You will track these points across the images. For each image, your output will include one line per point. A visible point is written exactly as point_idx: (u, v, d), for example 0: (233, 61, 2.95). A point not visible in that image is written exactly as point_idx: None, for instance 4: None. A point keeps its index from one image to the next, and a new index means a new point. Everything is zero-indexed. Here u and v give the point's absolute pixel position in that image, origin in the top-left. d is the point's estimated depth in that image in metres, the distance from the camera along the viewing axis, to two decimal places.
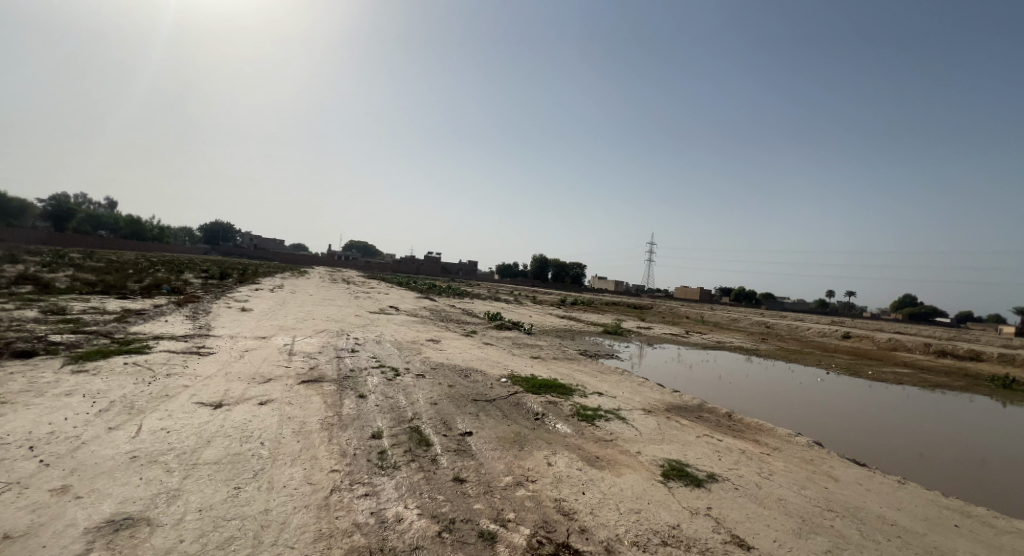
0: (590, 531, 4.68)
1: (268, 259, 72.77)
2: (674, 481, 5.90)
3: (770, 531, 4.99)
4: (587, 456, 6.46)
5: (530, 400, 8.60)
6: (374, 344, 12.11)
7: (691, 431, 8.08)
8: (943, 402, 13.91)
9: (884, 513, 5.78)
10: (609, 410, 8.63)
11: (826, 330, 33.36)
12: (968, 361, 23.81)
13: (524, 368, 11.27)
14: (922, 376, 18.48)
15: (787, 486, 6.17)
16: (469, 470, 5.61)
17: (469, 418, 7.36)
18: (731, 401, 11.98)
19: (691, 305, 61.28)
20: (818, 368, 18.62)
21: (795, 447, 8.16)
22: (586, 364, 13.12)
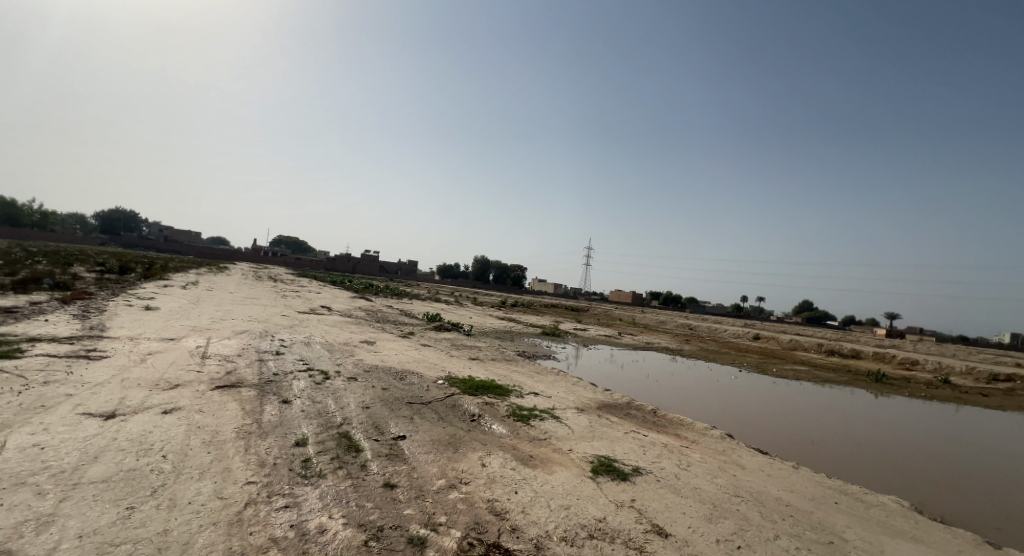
0: (521, 529, 4.71)
1: (180, 253, 66.47)
2: (602, 476, 6.10)
3: (686, 518, 5.29)
4: (520, 455, 6.51)
5: (466, 402, 8.53)
6: (301, 346, 11.44)
7: (620, 428, 8.39)
8: (835, 396, 15.59)
9: (781, 495, 6.36)
10: (544, 410, 8.76)
11: (740, 332, 36.33)
12: (852, 359, 27.01)
13: (462, 369, 11.17)
14: (817, 372, 20.64)
15: (702, 476, 6.60)
16: (400, 475, 5.44)
17: (403, 421, 7.15)
18: (655, 398, 12.66)
19: (623, 308, 63.95)
20: (732, 366, 20.19)
21: (710, 440, 8.75)
22: (523, 365, 13.25)
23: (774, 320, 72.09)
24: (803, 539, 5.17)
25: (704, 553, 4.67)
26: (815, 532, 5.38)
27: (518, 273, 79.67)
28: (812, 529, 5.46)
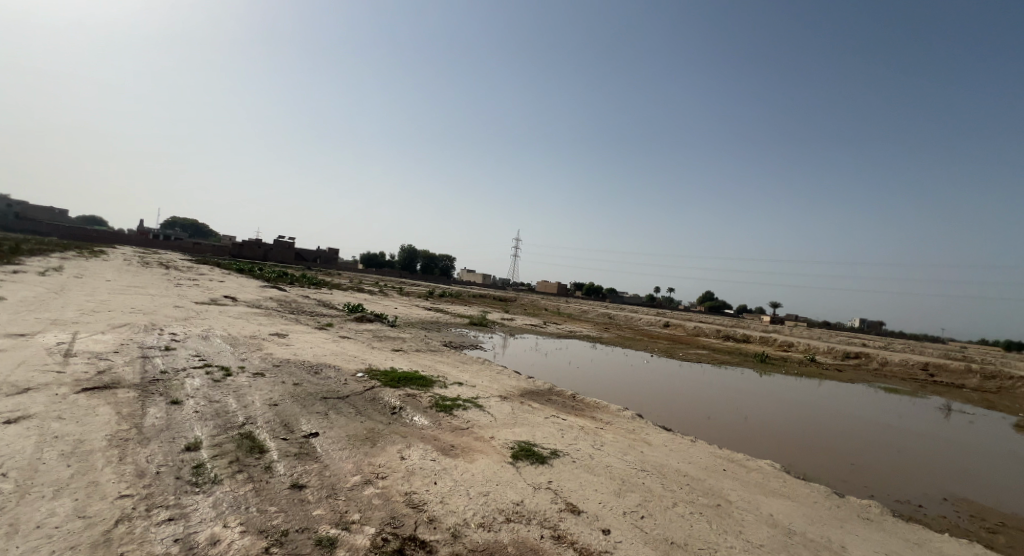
0: (438, 519, 4.62)
1: (44, 234, 56.99)
2: (521, 461, 6.19)
3: (597, 494, 5.53)
4: (441, 445, 6.39)
5: (387, 394, 8.21)
6: (197, 341, 10.31)
7: (541, 413, 8.58)
8: (730, 376, 17.26)
9: (680, 466, 6.90)
10: (468, 399, 8.69)
11: (653, 320, 38.99)
12: (745, 343, 30.16)
13: (383, 361, 10.74)
14: (716, 356, 22.76)
15: (613, 454, 6.96)
16: (309, 475, 5.08)
17: (316, 418, 6.69)
18: (574, 383, 13.16)
19: (548, 298, 65.67)
20: (646, 352, 21.60)
21: (622, 420, 9.27)
22: (447, 355, 13.07)
23: (682, 310, 78.11)
24: (697, 504, 5.65)
25: (612, 525, 4.92)
26: (706, 497, 5.91)
27: (445, 263, 78.67)
28: (703, 494, 5.99)
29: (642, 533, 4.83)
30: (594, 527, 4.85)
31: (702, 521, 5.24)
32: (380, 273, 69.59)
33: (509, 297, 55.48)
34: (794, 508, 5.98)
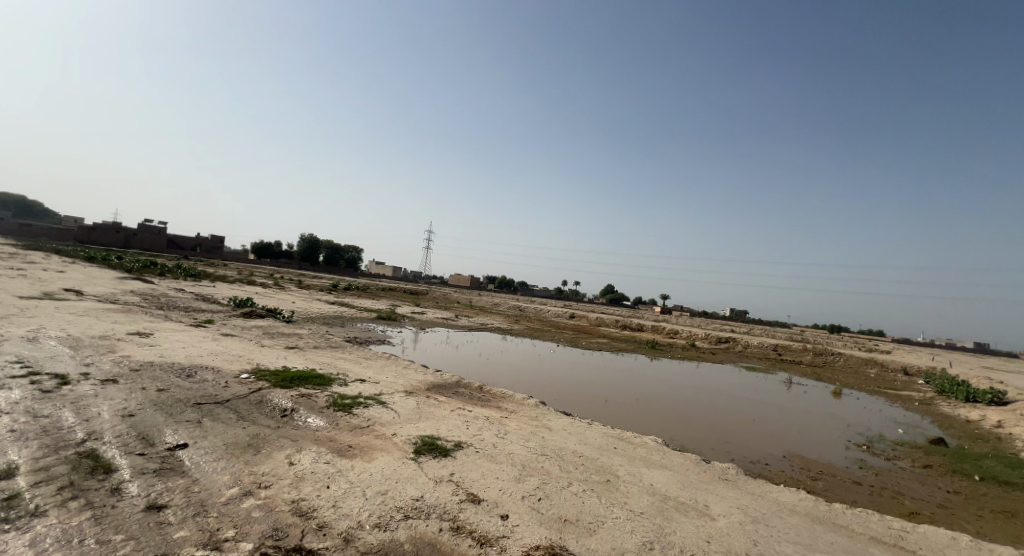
0: (328, 525, 4.27)
1: None
2: (424, 455, 5.98)
3: (499, 482, 5.55)
4: (337, 446, 5.91)
5: (276, 396, 7.41)
6: (23, 344, 8.41)
7: (447, 406, 8.40)
8: (625, 362, 18.60)
9: (578, 448, 7.23)
10: (369, 396, 8.18)
11: (559, 312, 40.72)
12: (639, 331, 32.79)
13: (272, 360, 9.71)
14: (614, 344, 24.41)
15: (517, 442, 7.05)
16: (172, 492, 4.38)
17: (186, 427, 5.79)
18: (482, 374, 13.19)
19: (459, 291, 65.13)
20: (551, 342, 22.41)
21: (526, 408, 9.47)
22: (349, 351, 12.24)
23: (584, 301, 82.47)
24: (589, 482, 5.94)
25: (511, 511, 4.97)
26: (598, 474, 6.25)
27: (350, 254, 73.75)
28: (595, 472, 6.33)
29: (539, 515, 4.95)
30: (493, 515, 4.86)
31: (593, 497, 5.52)
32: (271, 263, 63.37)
33: (420, 289, 54.03)
34: (671, 476, 6.59)
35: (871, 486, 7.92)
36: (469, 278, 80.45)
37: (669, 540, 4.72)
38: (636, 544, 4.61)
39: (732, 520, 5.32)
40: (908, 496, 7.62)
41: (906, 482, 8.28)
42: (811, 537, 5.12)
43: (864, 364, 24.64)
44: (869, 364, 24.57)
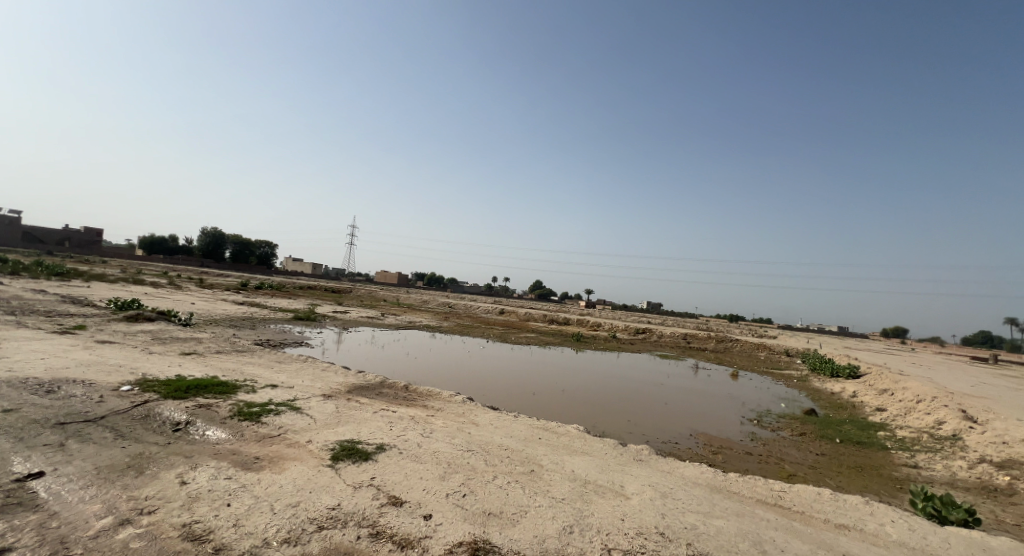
0: (228, 547, 3.93)
1: None
2: (342, 461, 5.70)
3: (422, 482, 5.45)
4: (241, 459, 5.44)
5: (168, 409, 6.65)
6: None
7: (369, 408, 8.07)
8: (552, 355, 19.12)
9: (503, 442, 7.31)
10: (281, 402, 7.62)
11: (490, 308, 40.90)
12: (566, 325, 33.93)
13: (165, 368, 8.69)
14: (542, 338, 25.02)
15: (442, 439, 6.96)
16: (20, 532, 3.78)
17: (45, 453, 5.00)
18: (409, 373, 12.87)
19: (385, 288, 62.96)
20: (481, 338, 22.43)
21: (453, 405, 9.38)
22: (260, 355, 11.32)
23: (512, 297, 83.53)
24: (513, 474, 6.03)
25: (434, 510, 4.90)
26: (522, 465, 6.37)
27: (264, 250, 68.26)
28: (519, 463, 6.44)
29: (462, 511, 4.94)
30: (416, 516, 4.77)
31: (517, 488, 5.61)
32: (167, 262, 56.84)
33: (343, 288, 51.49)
34: (591, 461, 6.89)
35: (761, 455, 8.86)
36: (396, 276, 78.06)
37: (587, 522, 4.94)
38: (557, 530, 4.76)
39: (643, 497, 5.69)
40: (790, 461, 8.64)
41: (789, 449, 9.38)
42: (712, 506, 5.62)
43: (759, 348, 27.53)
44: (762, 348, 27.44)
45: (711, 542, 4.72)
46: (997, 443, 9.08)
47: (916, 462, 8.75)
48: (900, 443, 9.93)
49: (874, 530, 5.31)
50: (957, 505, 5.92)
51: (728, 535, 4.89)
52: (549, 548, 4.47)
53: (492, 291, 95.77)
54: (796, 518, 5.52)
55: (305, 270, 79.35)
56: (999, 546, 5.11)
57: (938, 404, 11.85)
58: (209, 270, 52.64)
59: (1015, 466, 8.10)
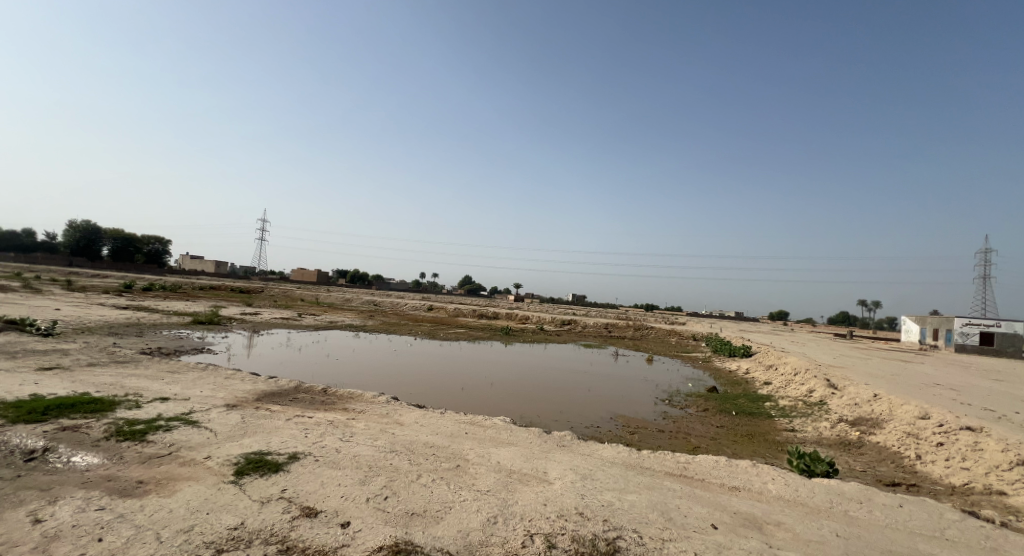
0: None
1: None
2: (247, 476, 5.25)
3: (340, 489, 5.19)
4: (118, 486, 4.81)
5: (22, 436, 5.69)
6: None
7: (280, 415, 7.53)
8: (481, 350, 19.20)
9: (428, 440, 7.19)
10: (172, 416, 6.84)
11: (417, 304, 40.11)
12: (494, 319, 34.33)
13: (19, 388, 7.43)
14: (471, 333, 25.06)
15: (363, 443, 6.68)
16: None
17: None
18: (330, 376, 12.24)
19: (301, 287, 59.11)
20: (408, 336, 21.92)
21: (376, 406, 9.07)
22: (148, 366, 10.08)
23: (438, 292, 82.42)
24: (438, 471, 5.97)
25: (353, 517, 4.70)
26: (447, 461, 6.32)
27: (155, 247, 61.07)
28: (445, 460, 6.38)
29: (384, 514, 4.79)
30: (332, 525, 4.54)
31: (442, 485, 5.55)
32: (28, 261, 48.71)
33: (253, 287, 47.66)
34: (516, 451, 7.02)
35: (672, 432, 9.58)
36: (312, 274, 73.73)
37: (510, 511, 5.02)
38: (480, 522, 4.78)
39: (564, 481, 5.90)
40: (695, 435, 9.43)
41: (695, 425, 10.23)
42: (626, 482, 5.98)
43: (671, 334, 29.81)
44: (672, 335, 29.68)
45: (624, 515, 5.01)
46: (854, 403, 10.63)
47: (795, 427, 9.97)
48: (783, 411, 11.26)
49: (760, 489, 5.97)
50: (817, 457, 6.92)
51: (639, 508, 5.23)
52: (472, 541, 4.49)
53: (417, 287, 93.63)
54: (697, 485, 6.05)
55: (206, 269, 72.03)
56: (852, 489, 6.00)
57: (812, 375, 13.64)
58: (86, 270, 45.92)
59: (867, 422, 9.54)
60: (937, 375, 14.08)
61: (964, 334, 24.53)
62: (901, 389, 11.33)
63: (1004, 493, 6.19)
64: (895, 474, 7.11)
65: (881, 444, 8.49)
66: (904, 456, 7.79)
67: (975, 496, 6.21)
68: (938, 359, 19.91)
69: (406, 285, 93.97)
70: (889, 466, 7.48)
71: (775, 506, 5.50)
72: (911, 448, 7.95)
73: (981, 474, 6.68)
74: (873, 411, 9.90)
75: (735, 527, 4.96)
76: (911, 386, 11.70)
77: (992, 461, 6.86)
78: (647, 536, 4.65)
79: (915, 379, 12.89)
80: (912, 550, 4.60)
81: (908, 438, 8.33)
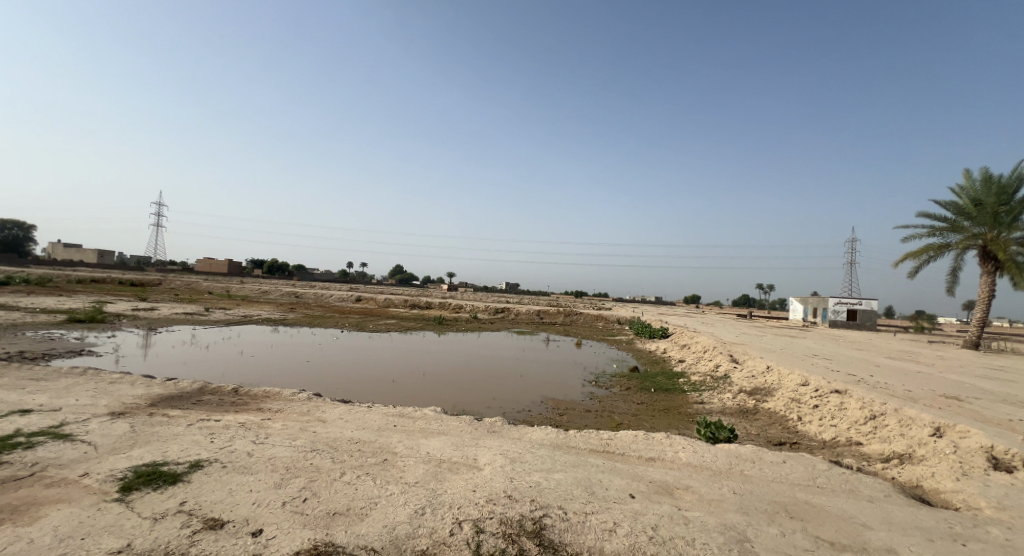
0: None
1: None
2: (136, 491, 4.72)
3: (252, 495, 4.83)
4: None
5: None
6: None
7: (181, 421, 6.84)
8: (413, 341, 18.79)
9: (353, 436, 6.90)
10: (38, 431, 5.95)
11: (343, 295, 38.32)
12: (426, 308, 33.84)
13: None
14: (402, 324, 24.47)
15: (279, 444, 6.26)
16: None
17: None
18: (244, 375, 11.34)
19: (209, 279, 53.96)
20: (334, 328, 20.91)
21: (296, 404, 8.56)
22: (9, 374, 8.67)
23: (366, 282, 79.20)
24: (363, 467, 5.76)
25: (266, 523, 4.40)
26: (374, 456, 6.13)
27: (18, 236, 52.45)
28: (371, 455, 6.17)
29: (302, 517, 4.54)
30: (241, 535, 4.22)
31: (367, 481, 5.37)
32: None
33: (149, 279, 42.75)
34: (446, 440, 6.96)
35: (597, 411, 10.03)
36: (221, 265, 67.61)
37: (438, 501, 4.97)
38: (407, 515, 4.69)
39: (493, 466, 5.96)
40: (618, 412, 9.95)
41: (618, 403, 10.80)
42: (553, 462, 6.17)
43: (598, 318, 31.21)
44: (599, 320, 31.00)
45: (549, 494, 5.16)
46: (752, 375, 11.80)
47: (704, 400, 10.86)
48: (695, 386, 12.23)
49: (672, 458, 6.44)
50: (720, 424, 7.61)
51: (564, 485, 5.42)
52: (398, 536, 4.39)
53: (344, 277, 89.35)
54: (617, 459, 6.40)
55: (89, 260, 63.32)
56: (747, 450, 6.68)
57: (719, 351, 14.93)
58: None
59: (763, 391, 10.63)
60: (818, 347, 16.03)
61: (835, 311, 28.20)
62: (791, 360, 12.74)
63: (862, 443, 7.22)
64: (784, 435, 8.01)
65: (774, 409, 9.51)
66: (790, 419, 8.81)
67: (843, 447, 7.18)
68: (820, 334, 22.70)
69: (331, 275, 89.20)
70: (779, 428, 8.40)
71: (684, 472, 5.98)
72: (795, 411, 9.00)
73: (846, 429, 7.73)
74: (767, 381, 11.07)
75: (649, 494, 5.32)
76: (797, 358, 13.22)
77: (854, 417, 7.96)
78: (570, 511, 4.84)
79: (802, 352, 14.56)
80: (792, 498, 5.21)
81: (793, 402, 9.41)
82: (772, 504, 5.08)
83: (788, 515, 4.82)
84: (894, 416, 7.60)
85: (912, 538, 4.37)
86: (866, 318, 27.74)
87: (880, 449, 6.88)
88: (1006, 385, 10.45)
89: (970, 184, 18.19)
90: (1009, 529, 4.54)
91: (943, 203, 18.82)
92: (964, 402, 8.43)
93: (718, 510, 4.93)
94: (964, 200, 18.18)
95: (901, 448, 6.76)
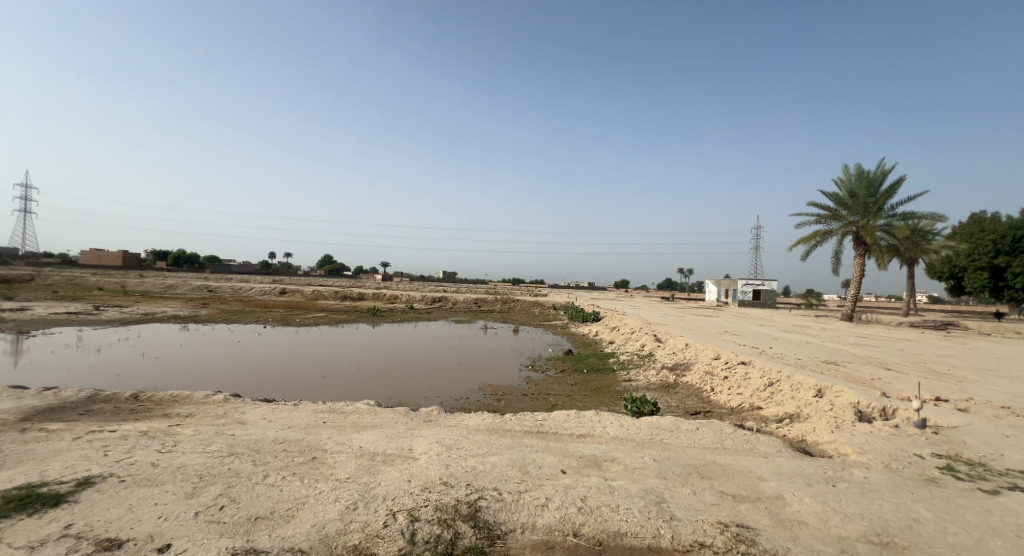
0: None
1: None
2: (5, 520, 4.14)
3: (157, 508, 4.43)
4: None
5: None
6: None
7: (67, 435, 6.09)
8: (344, 334, 18.10)
9: (278, 436, 6.54)
10: None
11: (265, 288, 35.85)
12: (359, 300, 32.64)
13: None
14: (332, 316, 23.38)
15: (191, 450, 5.78)
16: None
17: None
18: (148, 379, 10.33)
19: (101, 273, 47.51)
20: (255, 324, 19.55)
21: (211, 406, 7.94)
22: None
23: (291, 275, 74.44)
24: (289, 467, 5.48)
25: (175, 537, 4.07)
26: (301, 455, 5.85)
27: None
28: (299, 454, 5.88)
29: (219, 525, 4.25)
30: (144, 553, 3.87)
31: (293, 481, 5.12)
32: None
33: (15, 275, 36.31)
34: (380, 433, 6.81)
35: (533, 394, 10.28)
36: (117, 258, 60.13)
37: (372, 494, 4.86)
38: (337, 512, 4.55)
39: (429, 455, 5.93)
40: (553, 394, 10.27)
41: (552, 385, 11.13)
42: (488, 446, 6.26)
43: (534, 304, 31.86)
44: (536, 306, 31.58)
45: (484, 477, 5.23)
46: (673, 352, 12.67)
47: (631, 377, 11.52)
48: (623, 365, 12.91)
49: (601, 433, 6.78)
50: (645, 399, 8.11)
51: (498, 467, 5.53)
52: (328, 533, 4.24)
53: (264, 268, 83.17)
54: (550, 438, 6.63)
55: None
56: (666, 421, 7.19)
57: (645, 332, 15.81)
58: None
59: (682, 366, 11.46)
60: (730, 325, 17.52)
61: (744, 291, 30.95)
62: (706, 337, 13.81)
63: (762, 407, 8.05)
64: (699, 405, 8.72)
65: (691, 382, 10.29)
66: (705, 390, 9.59)
67: (747, 413, 7.95)
68: (732, 313, 24.83)
69: (250, 266, 82.90)
70: (695, 399, 9.12)
71: (611, 445, 6.32)
72: (709, 383, 9.81)
73: (750, 396, 8.57)
74: (685, 357, 11.93)
75: (579, 468, 5.57)
76: (712, 335, 14.36)
77: (756, 385, 8.84)
78: (504, 492, 4.94)
79: (716, 329, 15.85)
80: (702, 460, 5.71)
81: (707, 375, 10.25)
82: (685, 467, 5.53)
83: (698, 476, 5.28)
84: (788, 381, 8.53)
85: (796, 484, 4.97)
86: (770, 297, 30.73)
87: (776, 412, 7.71)
88: (878, 350, 12.06)
89: (847, 176, 20.63)
90: (869, 469, 5.32)
91: (828, 193, 21.18)
92: (842, 366, 9.65)
93: (639, 477, 5.28)
94: (842, 192, 20.60)
95: (792, 408, 7.62)
